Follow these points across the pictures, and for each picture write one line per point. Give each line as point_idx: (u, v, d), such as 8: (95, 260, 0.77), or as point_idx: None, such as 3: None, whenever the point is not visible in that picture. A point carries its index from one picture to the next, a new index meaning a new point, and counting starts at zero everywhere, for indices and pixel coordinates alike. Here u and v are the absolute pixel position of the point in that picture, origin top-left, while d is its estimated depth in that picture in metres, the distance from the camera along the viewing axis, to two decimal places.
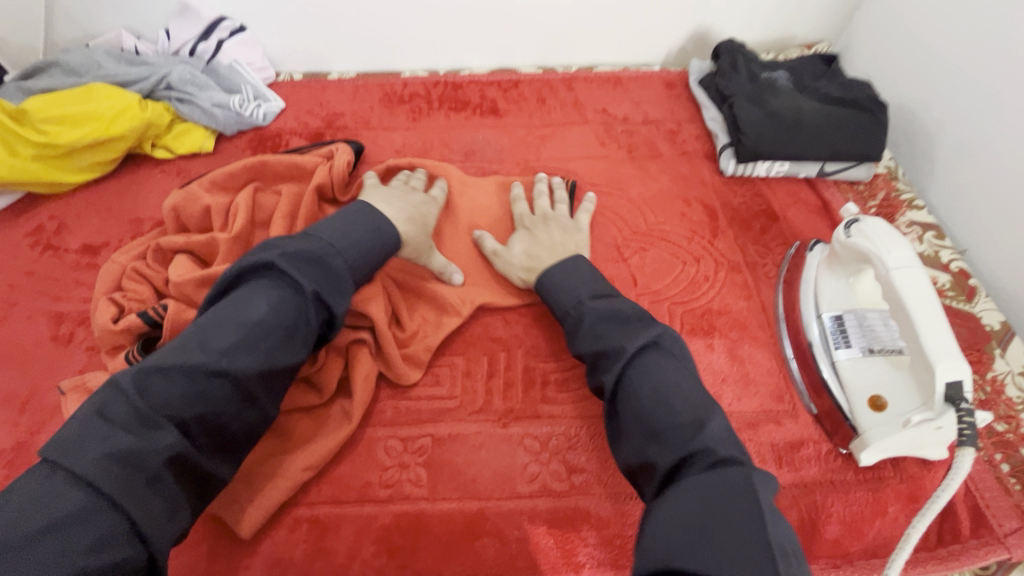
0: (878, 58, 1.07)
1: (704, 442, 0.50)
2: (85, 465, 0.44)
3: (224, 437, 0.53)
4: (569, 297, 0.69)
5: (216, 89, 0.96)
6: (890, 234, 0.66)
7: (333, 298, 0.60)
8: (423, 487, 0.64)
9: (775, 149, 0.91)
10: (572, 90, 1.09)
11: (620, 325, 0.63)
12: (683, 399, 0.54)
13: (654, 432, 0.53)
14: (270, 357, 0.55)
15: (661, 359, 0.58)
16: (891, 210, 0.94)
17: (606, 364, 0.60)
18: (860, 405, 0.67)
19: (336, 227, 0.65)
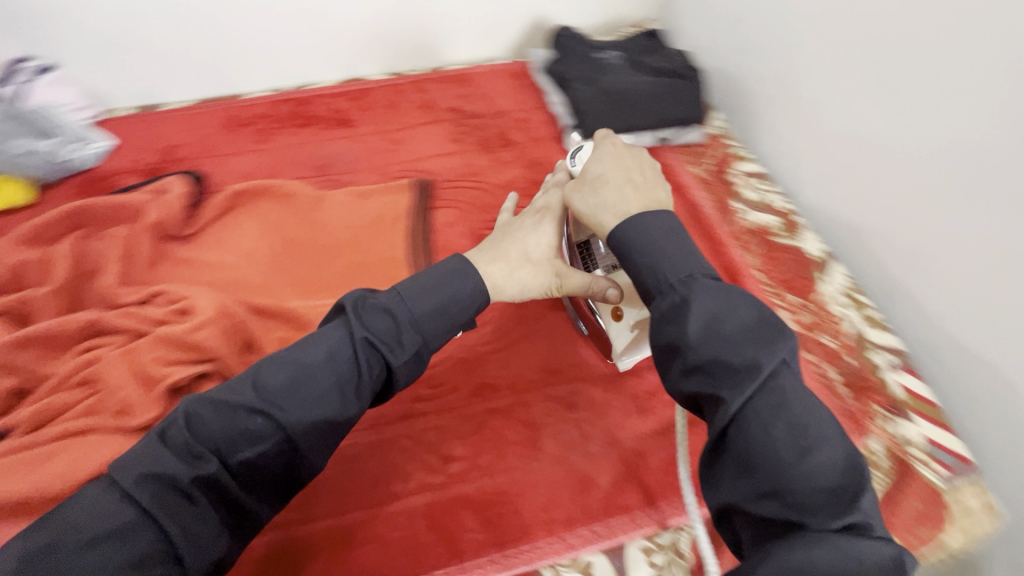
0: (701, 26, 1.16)
1: (856, 513, 0.41)
2: (133, 479, 0.45)
3: (264, 478, 0.49)
4: (672, 266, 0.52)
5: (25, 135, 0.88)
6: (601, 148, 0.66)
7: (389, 352, 0.54)
8: (298, 509, 0.63)
9: (612, 124, 0.97)
10: (422, 92, 1.10)
11: (746, 329, 0.47)
12: (838, 437, 0.44)
13: (791, 489, 0.42)
14: (319, 414, 0.50)
15: (796, 383, 0.46)
16: (724, 164, 1.02)
17: (723, 378, 0.45)
18: (608, 318, 0.69)
19: (420, 283, 0.58)
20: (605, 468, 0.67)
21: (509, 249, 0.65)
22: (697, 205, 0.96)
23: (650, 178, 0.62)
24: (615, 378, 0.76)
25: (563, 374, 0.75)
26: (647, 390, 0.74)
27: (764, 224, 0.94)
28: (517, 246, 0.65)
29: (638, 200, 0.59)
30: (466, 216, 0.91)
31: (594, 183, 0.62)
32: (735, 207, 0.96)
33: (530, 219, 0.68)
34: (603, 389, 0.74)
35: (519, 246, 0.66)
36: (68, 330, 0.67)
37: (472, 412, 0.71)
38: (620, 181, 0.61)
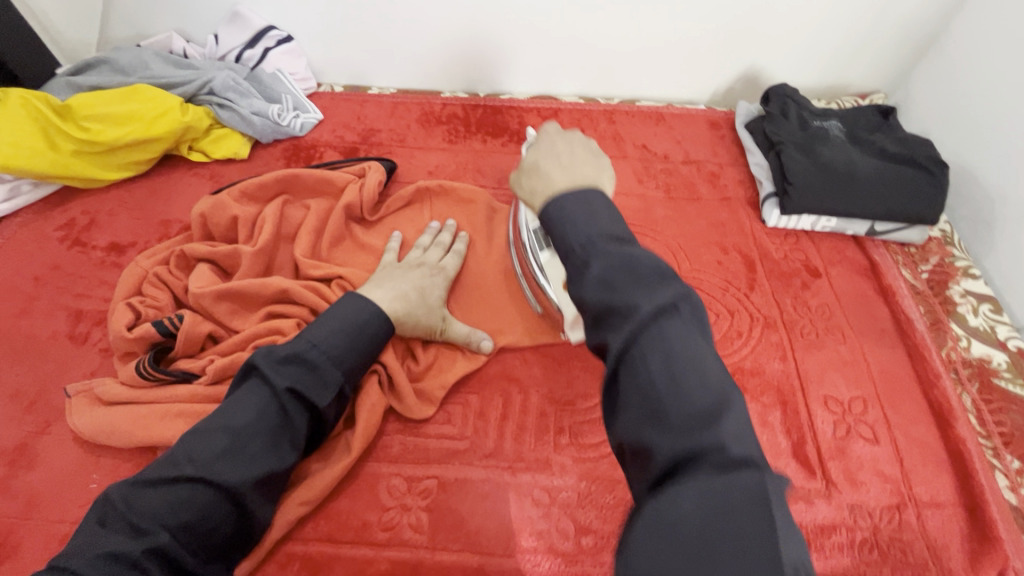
0: (940, 110, 1.01)
1: (719, 437, 0.36)
2: (86, 561, 0.44)
3: (215, 541, 0.50)
4: (571, 227, 0.47)
5: (257, 98, 0.95)
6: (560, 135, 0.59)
7: (313, 392, 0.57)
8: (423, 533, 0.60)
9: (821, 205, 0.87)
10: (612, 123, 1.06)
11: (636, 274, 0.42)
12: (713, 373, 0.39)
13: (659, 421, 0.37)
14: (259, 467, 0.52)
15: (680, 322, 0.40)
16: (944, 277, 0.87)
17: (612, 325, 0.41)
18: (557, 290, 0.70)
19: (329, 326, 0.60)
20: None
21: (410, 291, 0.69)
22: (907, 315, 0.82)
23: (585, 160, 0.57)
24: None
25: None
26: (818, 523, 0.64)
27: (987, 360, 0.78)
28: (416, 290, 0.70)
29: (568, 176, 0.54)
30: None
31: (530, 171, 0.57)
32: (953, 329, 0.81)
33: (418, 274, 0.73)
34: None
35: (406, 288, 0.69)
36: (263, 292, 0.70)
37: (615, 485, 0.65)
38: (551, 164, 0.56)
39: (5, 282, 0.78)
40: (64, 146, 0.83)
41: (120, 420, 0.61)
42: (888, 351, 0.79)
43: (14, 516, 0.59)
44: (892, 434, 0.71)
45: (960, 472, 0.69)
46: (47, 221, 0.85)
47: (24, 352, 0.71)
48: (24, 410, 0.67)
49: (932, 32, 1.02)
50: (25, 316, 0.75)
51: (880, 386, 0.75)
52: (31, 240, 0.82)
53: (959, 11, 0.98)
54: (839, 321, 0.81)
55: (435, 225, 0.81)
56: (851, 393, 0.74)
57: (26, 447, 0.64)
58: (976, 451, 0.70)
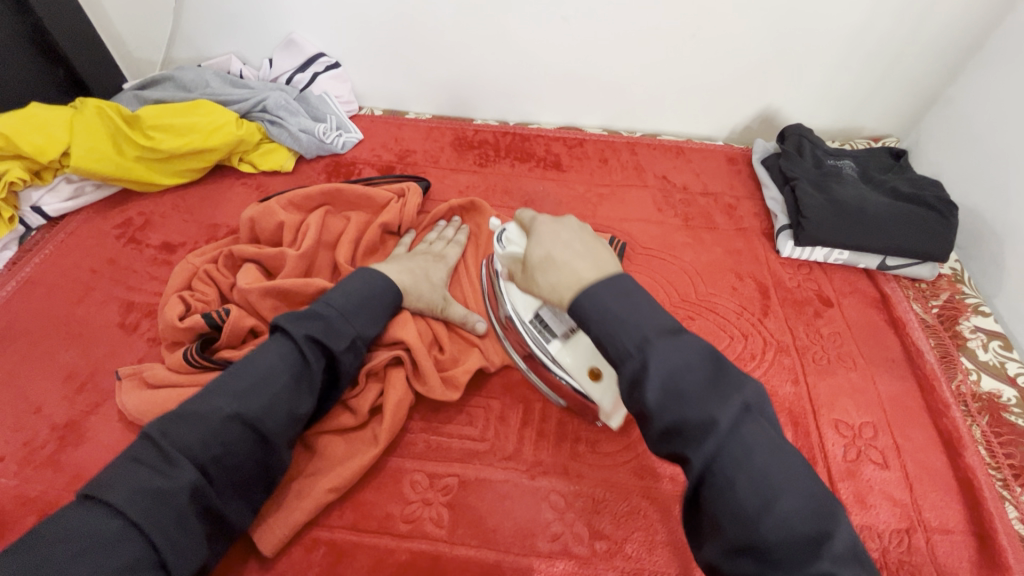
0: (950, 155, 1.06)
1: (826, 565, 0.41)
2: (124, 496, 0.48)
3: (239, 477, 0.54)
4: (626, 334, 0.51)
5: (305, 117, 1.03)
6: (553, 224, 0.66)
7: (331, 341, 0.62)
8: (443, 528, 0.63)
9: (834, 238, 0.91)
10: (634, 154, 1.12)
11: (702, 383, 0.47)
12: (802, 487, 0.45)
13: (757, 545, 0.43)
14: (279, 406, 0.57)
15: (756, 426, 0.46)
16: (954, 312, 0.90)
17: (691, 438, 0.46)
18: (583, 379, 0.66)
19: (342, 290, 0.67)
20: None
21: (414, 269, 0.77)
22: (917, 346, 0.84)
23: (590, 244, 0.63)
24: None
25: None
26: None
27: (997, 394, 0.80)
28: (419, 270, 0.77)
29: (589, 262, 0.59)
30: (656, 287, 0.90)
31: (545, 263, 0.61)
32: (963, 362, 0.83)
33: (423, 258, 0.80)
34: None
35: (415, 267, 0.77)
36: (303, 291, 0.75)
37: (628, 492, 0.67)
38: (563, 253, 0.61)
39: (64, 273, 0.84)
40: (128, 151, 0.90)
41: (164, 402, 0.65)
42: (898, 380, 0.81)
43: (61, 487, 0.63)
44: (902, 460, 0.73)
45: (970, 501, 0.70)
46: (105, 220, 0.91)
47: (77, 336, 0.76)
48: (76, 390, 0.71)
49: (940, 83, 1.09)
50: (80, 304, 0.80)
51: (890, 414, 0.77)
52: (90, 236, 0.89)
53: (967, 63, 1.05)
54: (850, 350, 0.84)
55: (442, 222, 0.89)
56: (862, 419, 0.76)
57: (74, 424, 0.68)
58: (985, 481, 0.71)
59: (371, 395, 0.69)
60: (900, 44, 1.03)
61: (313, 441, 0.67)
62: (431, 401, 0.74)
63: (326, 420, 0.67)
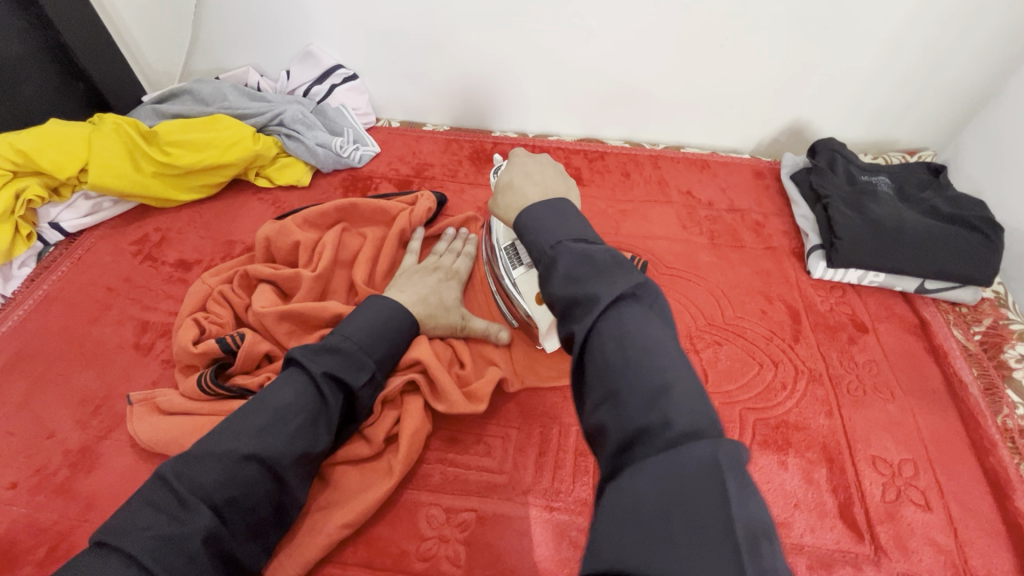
0: (992, 170, 1.01)
1: (665, 412, 0.36)
2: (138, 542, 0.45)
3: (254, 519, 0.53)
4: (543, 236, 0.52)
5: (322, 130, 1.01)
6: (532, 160, 0.68)
7: (350, 377, 0.61)
8: (460, 567, 0.60)
9: (871, 261, 0.87)
10: (658, 168, 1.08)
11: (596, 268, 0.46)
12: (669, 356, 0.40)
13: (615, 399, 0.39)
14: (297, 446, 0.55)
15: (636, 307, 0.43)
16: (998, 340, 0.85)
17: (576, 314, 0.44)
18: (531, 303, 0.73)
19: (361, 319, 0.65)
20: None
21: (428, 294, 0.74)
22: (960, 377, 0.80)
23: (552, 178, 0.65)
24: (827, 558, 0.64)
25: None
26: None
27: None
28: (434, 294, 0.75)
29: (539, 188, 0.62)
30: (681, 310, 0.86)
31: (505, 188, 0.64)
32: (1009, 395, 0.79)
33: (434, 278, 0.77)
34: (811, 567, 0.63)
35: (426, 293, 0.74)
36: (320, 315, 0.73)
37: None
38: (524, 180, 0.64)
39: (81, 291, 0.83)
40: (146, 167, 0.89)
41: (178, 431, 0.64)
42: (939, 414, 0.77)
43: (73, 516, 0.62)
44: (945, 501, 0.68)
45: (1019, 548, 0.65)
46: (123, 236, 0.91)
47: (93, 357, 0.76)
48: (90, 414, 0.70)
49: (981, 94, 1.03)
50: (96, 324, 0.79)
51: (932, 451, 0.73)
52: (107, 252, 0.88)
53: (1012, 73, 0.99)
54: (887, 379, 0.80)
55: (448, 232, 0.87)
56: (901, 455, 0.72)
57: (88, 449, 0.67)
58: None
59: (387, 424, 0.67)
60: (940, 52, 0.98)
61: (327, 471, 0.65)
62: (447, 428, 0.72)
63: (339, 450, 0.65)
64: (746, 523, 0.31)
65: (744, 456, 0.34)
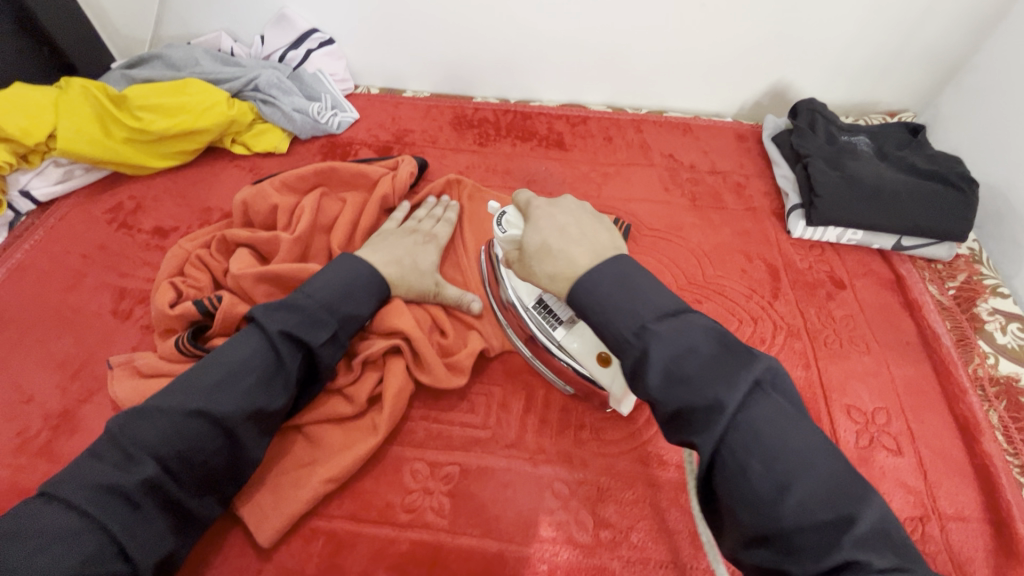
0: (971, 129, 1.01)
1: (846, 551, 0.38)
2: (77, 491, 0.47)
3: (205, 474, 0.53)
4: (627, 321, 0.51)
5: (298, 96, 0.99)
6: (551, 209, 0.63)
7: (307, 335, 0.60)
8: (444, 517, 0.61)
9: (848, 218, 0.87)
10: (640, 132, 1.08)
11: (706, 366, 0.45)
12: (823, 469, 0.41)
13: (778, 533, 0.40)
14: (249, 402, 0.55)
15: (768, 403, 0.44)
16: (972, 294, 0.87)
17: (697, 424, 0.44)
18: (591, 364, 0.65)
19: (322, 279, 0.65)
20: None
21: (403, 258, 0.73)
22: (933, 329, 0.82)
23: (591, 228, 0.61)
24: None
25: None
26: None
27: (1016, 378, 0.77)
28: (410, 257, 0.74)
29: (586, 248, 0.58)
30: (663, 270, 0.87)
31: (542, 253, 0.59)
32: (980, 346, 0.81)
33: (412, 241, 0.77)
34: None
35: (400, 254, 0.73)
36: (298, 276, 0.72)
37: (633, 479, 0.66)
38: (560, 239, 0.59)
39: (55, 259, 0.82)
40: (117, 133, 0.87)
41: (158, 392, 0.64)
42: (913, 364, 0.79)
43: None
44: (917, 447, 0.70)
45: (987, 488, 0.68)
46: (96, 204, 0.89)
47: (69, 324, 0.75)
48: (68, 378, 0.70)
49: (961, 53, 1.03)
50: (72, 291, 0.78)
51: (905, 399, 0.75)
52: (81, 221, 0.87)
53: (992, 31, 0.99)
54: (863, 333, 0.81)
55: (431, 199, 0.86)
56: (875, 404, 0.74)
57: (68, 413, 0.67)
58: (1002, 467, 0.69)
59: (370, 383, 0.67)
60: (921, 11, 0.98)
61: (311, 429, 0.65)
62: (431, 388, 0.72)
63: (323, 408, 0.66)
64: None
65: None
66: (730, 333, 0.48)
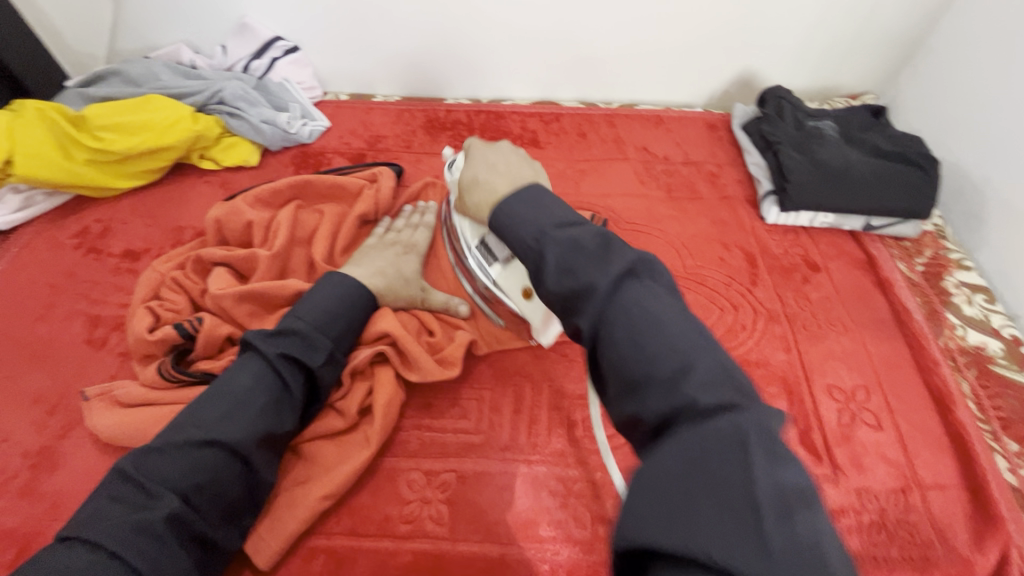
0: (930, 108, 1.05)
1: (687, 391, 0.37)
2: (102, 530, 0.46)
3: (225, 503, 0.53)
4: (526, 227, 0.52)
5: (266, 106, 0.97)
6: (495, 148, 0.65)
7: (307, 356, 0.60)
8: (444, 525, 0.62)
9: (818, 202, 0.90)
10: (613, 126, 1.09)
11: (586, 255, 0.46)
12: (681, 335, 0.41)
13: (638, 385, 0.40)
14: (259, 427, 0.55)
15: (639, 287, 0.44)
16: (939, 269, 0.90)
17: (579, 307, 0.45)
18: (517, 298, 0.67)
19: (314, 300, 0.65)
20: None
21: (387, 267, 0.74)
22: (905, 305, 0.85)
23: (518, 165, 0.64)
24: None
25: None
26: (829, 507, 0.66)
27: (983, 347, 0.81)
28: (393, 266, 0.75)
29: (507, 179, 0.61)
30: None
31: (472, 185, 0.63)
32: (949, 318, 0.84)
33: (394, 251, 0.77)
34: None
35: (384, 265, 0.74)
36: (280, 293, 0.71)
37: (626, 470, 0.67)
38: (489, 174, 0.62)
39: (21, 290, 0.79)
40: (78, 155, 0.84)
41: (141, 422, 0.62)
42: (888, 341, 0.82)
43: (40, 517, 0.60)
44: (895, 421, 0.73)
45: (962, 455, 0.71)
46: (61, 230, 0.86)
47: (42, 357, 0.72)
48: (46, 413, 0.67)
49: (918, 35, 1.06)
50: (41, 322, 0.75)
51: (881, 375, 0.78)
52: (46, 248, 0.83)
53: (945, 12, 1.02)
54: (840, 314, 0.84)
55: (408, 207, 0.86)
56: (854, 381, 0.76)
57: (48, 450, 0.65)
58: (976, 434, 0.72)
59: (359, 395, 0.66)
60: None
61: (304, 447, 0.64)
62: (422, 395, 0.72)
63: (314, 425, 0.65)
64: (772, 490, 0.31)
65: (768, 421, 0.35)
66: (612, 233, 0.49)
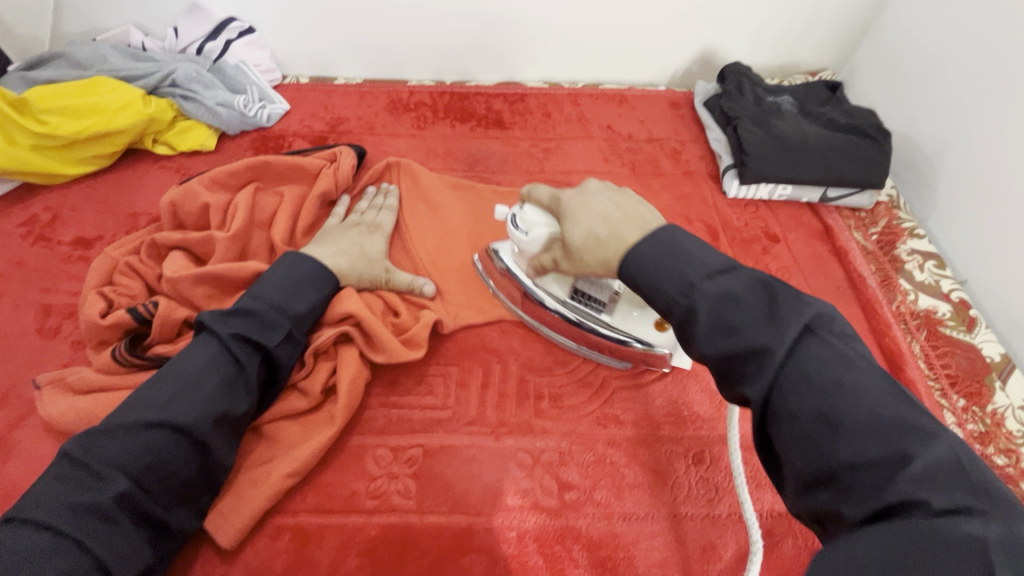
0: (884, 83, 1.08)
1: (906, 489, 0.33)
2: (49, 511, 0.46)
3: (179, 484, 0.52)
4: (671, 280, 0.47)
5: (221, 89, 0.95)
6: (584, 195, 0.59)
7: (263, 337, 0.60)
8: (411, 498, 0.62)
9: (776, 174, 0.92)
10: (577, 106, 1.09)
11: (750, 311, 0.43)
12: (882, 408, 0.37)
13: (833, 473, 0.36)
14: (213, 408, 0.54)
15: (828, 351, 0.40)
16: (892, 238, 0.93)
17: (747, 373, 0.42)
18: (647, 331, 0.68)
19: (271, 281, 0.64)
20: (730, 537, 0.62)
21: (350, 246, 0.73)
22: (859, 273, 0.88)
23: (625, 208, 0.56)
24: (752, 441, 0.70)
25: (693, 425, 0.70)
26: None
27: (933, 310, 0.84)
28: (356, 246, 0.74)
29: (632, 227, 0.53)
30: None
31: (590, 243, 0.55)
32: (901, 284, 0.87)
33: (356, 231, 0.77)
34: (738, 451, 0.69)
35: (347, 245, 0.73)
36: (239, 275, 0.70)
37: (592, 438, 0.68)
38: (605, 226, 0.55)
39: None
40: (22, 140, 0.81)
41: (95, 407, 0.61)
42: (843, 306, 0.84)
43: None
44: None
45: None
46: (7, 219, 0.83)
47: None
48: None
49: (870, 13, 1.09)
50: None
51: None
52: None
53: None
54: (798, 283, 0.86)
55: (371, 189, 0.85)
56: None
57: None
58: (925, 391, 0.75)
59: (323, 374, 0.66)
60: None
61: (268, 428, 0.64)
62: (388, 373, 0.72)
63: (278, 405, 0.64)
64: None
65: (1018, 530, 0.31)
66: (778, 280, 0.45)
